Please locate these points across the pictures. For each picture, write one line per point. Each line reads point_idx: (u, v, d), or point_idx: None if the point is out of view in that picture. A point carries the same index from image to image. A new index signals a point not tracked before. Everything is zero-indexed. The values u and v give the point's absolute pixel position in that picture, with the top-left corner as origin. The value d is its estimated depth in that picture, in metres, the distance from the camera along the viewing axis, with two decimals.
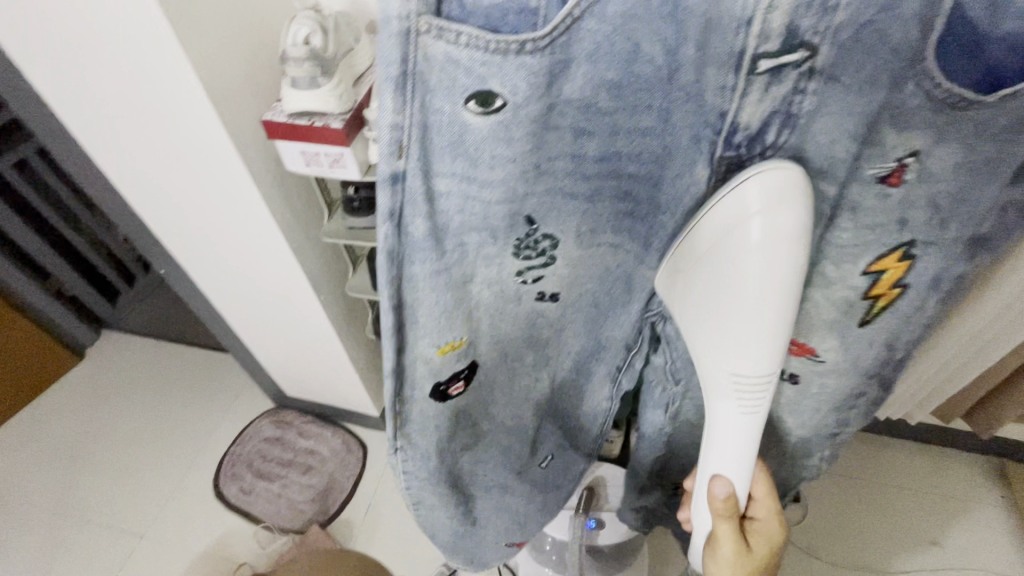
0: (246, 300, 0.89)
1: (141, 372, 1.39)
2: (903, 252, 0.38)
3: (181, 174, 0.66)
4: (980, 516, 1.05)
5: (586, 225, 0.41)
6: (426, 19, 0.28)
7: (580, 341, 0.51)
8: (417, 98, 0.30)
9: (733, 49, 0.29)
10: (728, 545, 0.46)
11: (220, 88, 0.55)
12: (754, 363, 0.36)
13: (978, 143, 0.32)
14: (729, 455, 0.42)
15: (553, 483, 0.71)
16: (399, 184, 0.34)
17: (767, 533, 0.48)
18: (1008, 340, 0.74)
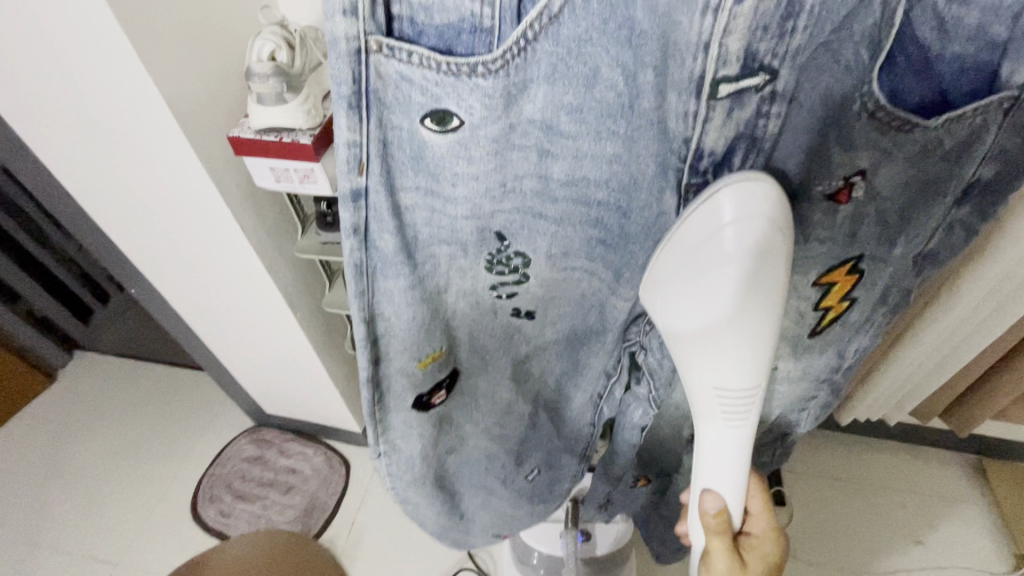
0: (224, 318, 0.87)
1: (115, 393, 1.35)
2: (851, 265, 0.40)
3: (148, 192, 0.65)
4: (965, 515, 1.06)
5: (557, 249, 0.39)
6: (375, 38, 0.27)
7: (563, 365, 0.50)
8: (374, 116, 0.30)
9: (693, 71, 0.29)
10: (721, 561, 0.44)
11: (186, 104, 0.53)
12: (736, 376, 0.35)
13: (920, 162, 0.34)
14: (718, 469, 0.40)
15: (541, 496, 0.68)
16: (361, 201, 0.33)
17: (762, 551, 0.46)
18: (986, 335, 0.74)
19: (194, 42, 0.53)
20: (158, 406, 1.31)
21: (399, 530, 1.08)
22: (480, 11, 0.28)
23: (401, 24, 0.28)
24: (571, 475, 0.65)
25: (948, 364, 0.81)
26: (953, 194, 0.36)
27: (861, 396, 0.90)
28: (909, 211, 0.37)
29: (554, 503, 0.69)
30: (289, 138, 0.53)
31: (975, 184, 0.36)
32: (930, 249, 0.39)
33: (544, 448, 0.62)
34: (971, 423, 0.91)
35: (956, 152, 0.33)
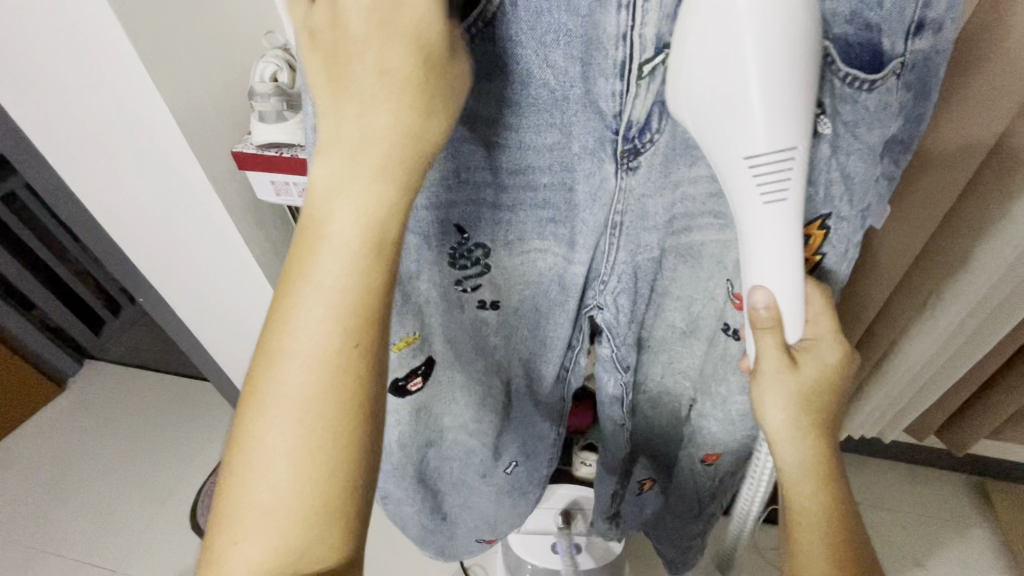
0: (221, 325, 0.90)
1: (122, 402, 1.38)
2: (819, 224, 0.36)
3: (150, 199, 0.67)
4: (967, 537, 1.04)
5: (513, 235, 0.40)
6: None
7: (528, 345, 0.51)
8: None
9: (616, 59, 0.30)
10: (771, 357, 0.37)
11: (191, 113, 0.56)
12: (772, 129, 0.28)
13: (868, 135, 0.32)
14: (774, 260, 0.33)
15: (521, 489, 0.71)
16: None
17: (823, 352, 0.38)
18: (975, 349, 0.76)
19: (198, 56, 0.56)
20: (162, 413, 1.34)
21: (394, 540, 1.09)
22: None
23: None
24: (548, 458, 0.69)
25: (939, 378, 0.82)
26: (878, 152, 0.33)
27: (851, 412, 0.90)
28: (848, 177, 0.34)
29: (533, 492, 0.72)
30: (289, 153, 0.56)
31: (892, 143, 0.33)
32: (868, 205, 0.35)
33: (518, 432, 0.64)
34: (970, 440, 0.90)
35: (870, 116, 0.31)
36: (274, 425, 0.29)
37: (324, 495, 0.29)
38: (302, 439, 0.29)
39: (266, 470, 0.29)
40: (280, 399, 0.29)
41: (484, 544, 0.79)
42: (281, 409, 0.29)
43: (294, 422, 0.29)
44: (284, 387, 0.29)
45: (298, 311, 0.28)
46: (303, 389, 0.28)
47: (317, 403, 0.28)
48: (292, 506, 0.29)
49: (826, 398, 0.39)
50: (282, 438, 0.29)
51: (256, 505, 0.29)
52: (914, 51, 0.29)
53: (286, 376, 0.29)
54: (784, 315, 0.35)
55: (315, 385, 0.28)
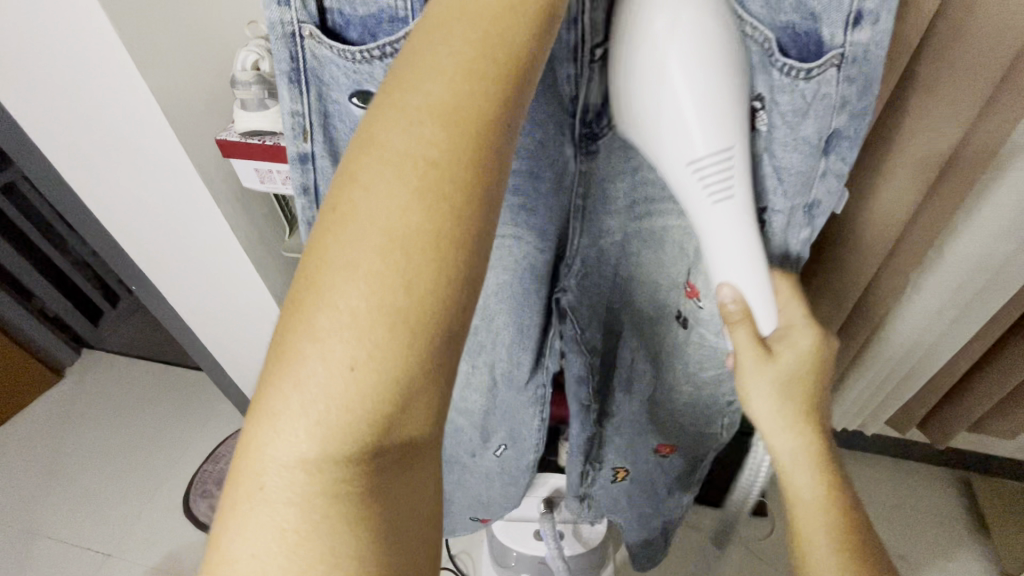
0: (213, 312, 0.92)
1: (118, 392, 1.40)
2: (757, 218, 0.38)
3: (140, 186, 0.68)
4: (950, 530, 1.05)
5: None
6: (309, 28, 0.31)
7: (511, 334, 0.47)
8: (314, 91, 0.33)
9: (569, 42, 0.33)
10: (747, 351, 0.37)
11: (176, 101, 0.57)
12: (707, 130, 0.30)
13: (805, 125, 0.33)
14: (732, 258, 0.35)
15: (507, 476, 0.68)
16: (309, 165, 0.36)
17: (800, 338, 0.38)
18: (953, 342, 0.76)
19: (183, 46, 0.57)
20: (159, 401, 1.37)
21: None
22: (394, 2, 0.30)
23: (333, 15, 0.31)
24: (533, 443, 0.62)
25: (919, 371, 0.82)
26: (815, 148, 0.34)
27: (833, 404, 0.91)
28: (789, 168, 0.35)
29: (524, 480, 0.68)
30: (272, 142, 0.57)
31: (836, 137, 0.33)
32: (814, 200, 0.37)
33: (509, 422, 0.60)
34: (951, 433, 0.91)
35: (808, 107, 0.32)
36: (358, 264, 0.23)
37: (410, 362, 0.23)
38: (392, 287, 0.22)
39: (342, 325, 0.22)
40: (371, 231, 0.23)
41: (472, 526, 0.80)
42: (370, 245, 0.23)
43: (384, 262, 0.23)
44: (376, 219, 0.23)
45: (405, 129, 0.23)
46: (401, 222, 0.23)
47: (418, 240, 0.23)
48: (370, 374, 0.23)
49: (809, 387, 0.38)
50: (368, 282, 0.22)
51: (322, 373, 0.22)
52: (854, 43, 0.30)
53: (383, 205, 0.23)
54: (753, 309, 0.36)
55: (413, 216, 0.23)
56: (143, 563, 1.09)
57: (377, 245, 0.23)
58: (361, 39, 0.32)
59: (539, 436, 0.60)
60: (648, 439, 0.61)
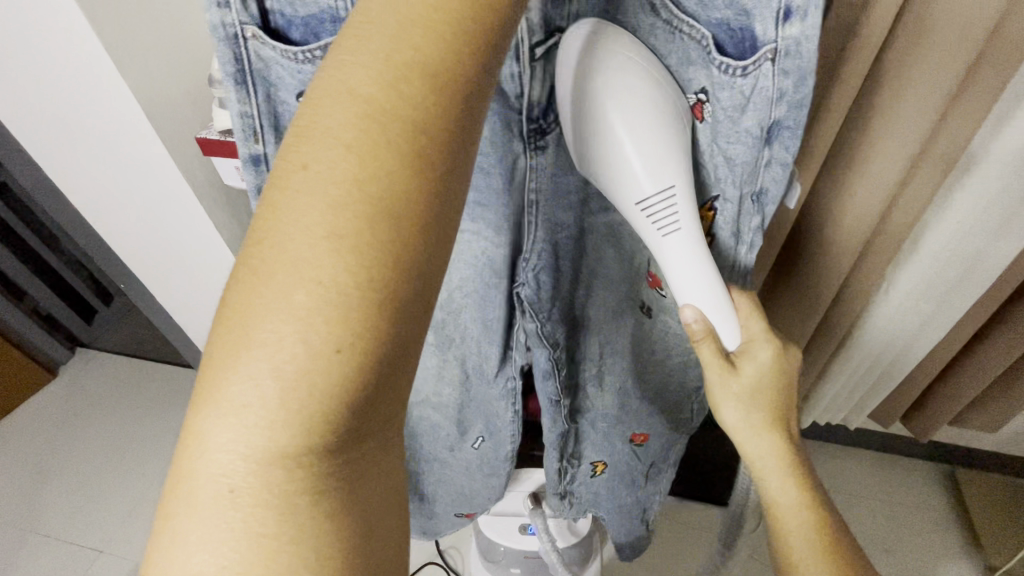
0: (201, 311, 0.93)
1: (110, 392, 1.41)
2: (708, 207, 0.40)
3: (122, 185, 0.69)
4: (935, 523, 1.06)
5: None
6: (251, 29, 0.32)
7: (479, 327, 0.49)
8: (262, 92, 0.34)
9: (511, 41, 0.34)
10: (712, 370, 0.39)
11: (156, 100, 0.58)
12: (650, 169, 0.34)
13: (745, 117, 0.35)
14: (687, 280, 0.37)
15: (486, 471, 0.69)
16: (261, 167, 0.37)
17: (760, 351, 0.39)
18: (930, 334, 0.77)
19: (163, 44, 0.57)
20: (152, 400, 1.37)
21: None
22: (334, 3, 0.31)
23: (274, 16, 0.32)
24: (509, 436, 0.61)
25: (899, 364, 0.83)
26: (756, 139, 0.35)
27: (816, 399, 0.91)
28: (735, 159, 0.37)
29: (505, 474, 0.68)
30: None
31: (778, 127, 0.35)
32: (762, 188, 0.38)
33: (485, 414, 0.61)
34: (932, 427, 0.92)
35: (747, 101, 0.34)
36: (275, 293, 0.22)
37: (335, 388, 0.22)
38: (309, 314, 0.22)
39: (261, 355, 0.22)
40: (286, 258, 0.22)
41: (456, 524, 0.81)
42: (285, 275, 0.22)
43: (300, 289, 0.22)
44: (292, 247, 0.22)
45: (321, 147, 0.23)
46: (316, 245, 0.22)
47: (338, 262, 0.22)
48: (290, 401, 0.22)
49: (774, 396, 0.40)
50: (284, 310, 0.22)
51: (245, 405, 0.22)
52: (786, 38, 0.31)
53: (297, 231, 0.22)
54: (714, 324, 0.38)
55: (331, 240, 0.22)
56: (136, 559, 1.10)
57: (293, 271, 0.22)
58: (304, 39, 0.33)
59: (514, 432, 0.61)
60: (624, 430, 0.63)
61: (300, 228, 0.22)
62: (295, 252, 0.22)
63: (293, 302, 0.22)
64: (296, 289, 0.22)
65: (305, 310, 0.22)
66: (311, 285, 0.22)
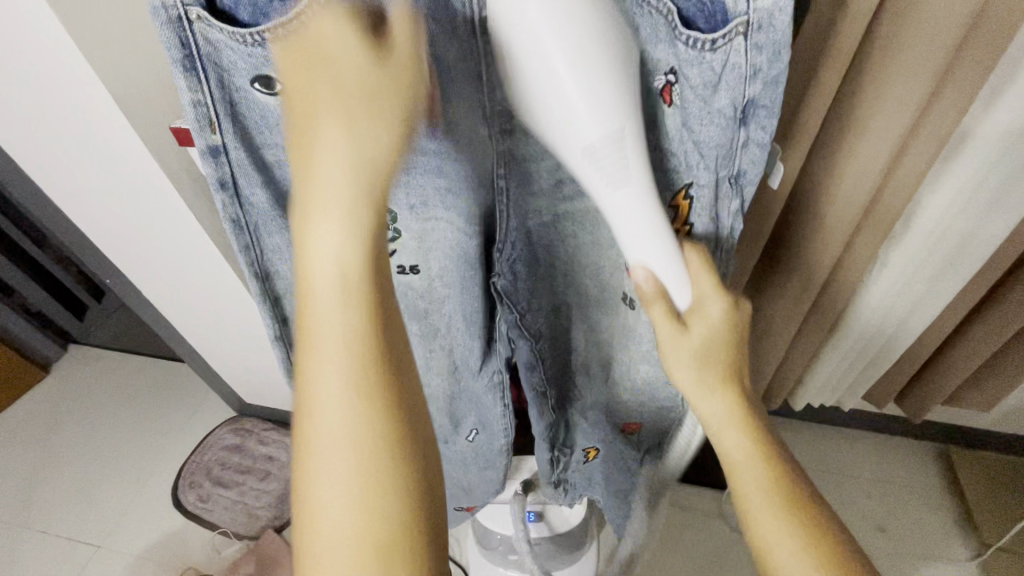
0: (188, 304, 0.92)
1: (102, 388, 1.40)
2: (683, 194, 0.40)
3: (99, 179, 0.68)
4: (928, 501, 1.06)
5: (415, 199, 0.41)
6: (196, 11, 0.30)
7: (464, 319, 0.49)
8: (213, 79, 0.33)
9: (469, 15, 0.31)
10: (664, 328, 0.39)
11: (130, 94, 0.55)
12: (593, 113, 0.30)
13: (717, 95, 0.34)
14: (637, 237, 0.36)
15: (477, 461, 0.68)
16: (221, 158, 0.36)
17: (711, 309, 0.39)
18: (921, 314, 0.77)
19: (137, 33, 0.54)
20: (145, 395, 1.37)
21: None
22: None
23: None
24: (502, 429, 0.60)
25: (892, 345, 0.83)
26: (731, 120, 0.35)
27: (808, 382, 0.91)
28: (709, 142, 0.36)
29: (501, 470, 0.67)
30: None
31: (753, 107, 0.34)
32: (741, 171, 0.37)
33: (477, 406, 0.60)
34: (925, 406, 0.92)
35: (719, 79, 0.33)
36: (329, 375, 0.29)
37: (391, 423, 0.29)
38: (357, 380, 0.29)
39: (330, 420, 0.29)
40: (329, 348, 0.29)
41: (449, 516, 0.81)
42: (331, 360, 0.29)
43: (346, 367, 0.29)
44: (328, 340, 0.29)
45: (322, 257, 0.29)
46: (347, 328, 0.29)
47: (366, 334, 0.29)
48: (360, 447, 0.28)
49: (725, 351, 0.40)
50: (339, 382, 0.29)
51: (330, 462, 0.28)
52: (758, 10, 0.30)
53: (330, 324, 0.29)
54: (666, 284, 0.38)
55: (359, 321, 0.29)
56: (136, 552, 1.11)
57: (336, 354, 0.29)
58: (253, 21, 0.32)
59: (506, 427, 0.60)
60: (613, 417, 0.63)
61: (332, 321, 0.29)
62: (331, 343, 0.29)
63: (343, 375, 0.29)
64: (341, 367, 0.29)
65: (352, 377, 0.29)
66: (355, 361, 0.29)
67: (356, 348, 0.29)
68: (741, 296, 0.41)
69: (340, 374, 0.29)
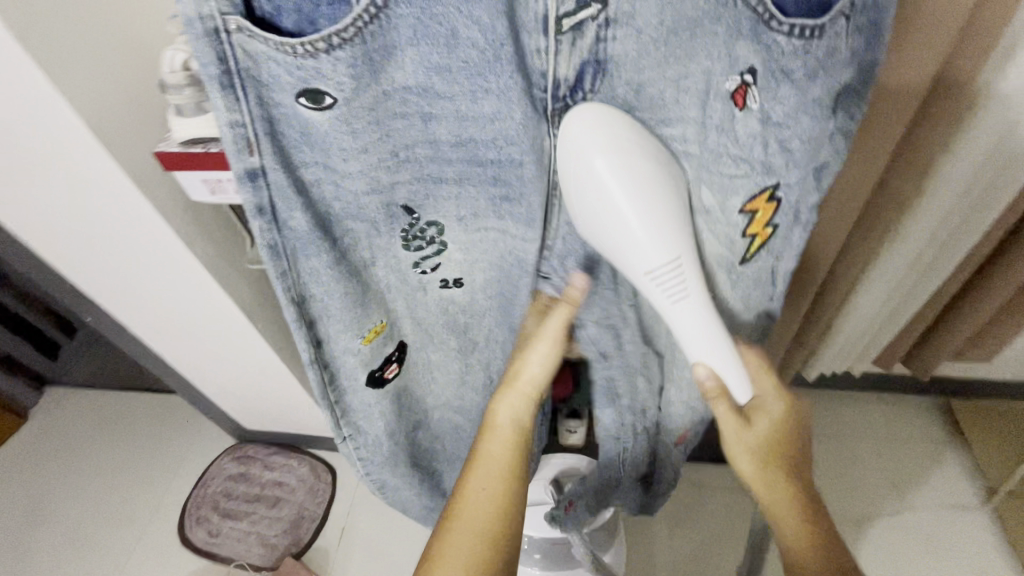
0: (182, 336, 0.87)
1: (88, 430, 1.32)
2: (769, 195, 0.39)
3: (78, 216, 0.62)
4: (940, 455, 1.09)
5: (465, 213, 0.42)
6: (235, 20, 0.29)
7: (500, 325, 0.51)
8: (254, 95, 0.32)
9: (537, 12, 0.32)
10: (729, 425, 0.43)
11: (108, 121, 0.50)
12: (652, 237, 0.35)
13: (812, 83, 0.34)
14: (699, 344, 0.39)
15: None
16: (259, 181, 0.35)
17: (773, 408, 0.44)
18: (936, 273, 0.78)
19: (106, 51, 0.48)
20: (136, 433, 1.30)
21: (392, 526, 1.11)
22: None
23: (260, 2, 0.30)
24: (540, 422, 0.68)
25: (903, 308, 0.84)
26: (831, 109, 0.35)
27: (825, 351, 0.91)
28: (804, 137, 0.36)
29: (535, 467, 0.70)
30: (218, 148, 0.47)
31: (847, 92, 0.35)
32: (826, 162, 0.38)
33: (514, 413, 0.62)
34: (932, 364, 0.94)
35: (820, 66, 0.33)
36: (487, 461, 0.45)
37: (511, 507, 0.44)
38: (501, 472, 0.45)
39: (479, 491, 0.44)
40: (493, 445, 0.46)
41: None
42: (491, 454, 0.45)
43: (496, 461, 0.45)
44: (494, 441, 0.46)
45: (507, 402, 0.47)
46: (504, 441, 0.46)
47: (515, 447, 0.46)
48: (493, 509, 0.43)
49: (789, 447, 0.44)
50: (491, 465, 0.45)
51: (471, 514, 0.43)
52: None
53: (498, 435, 0.46)
54: (728, 385, 0.41)
55: (510, 444, 0.46)
56: None
57: (495, 453, 0.46)
58: (298, 28, 0.31)
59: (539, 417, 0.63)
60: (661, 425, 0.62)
61: (498, 435, 0.46)
62: (495, 444, 0.46)
63: (497, 466, 0.45)
64: (495, 461, 0.45)
65: (503, 468, 0.45)
66: (504, 462, 0.45)
67: (511, 454, 0.46)
68: (802, 402, 0.45)
69: (495, 462, 0.45)
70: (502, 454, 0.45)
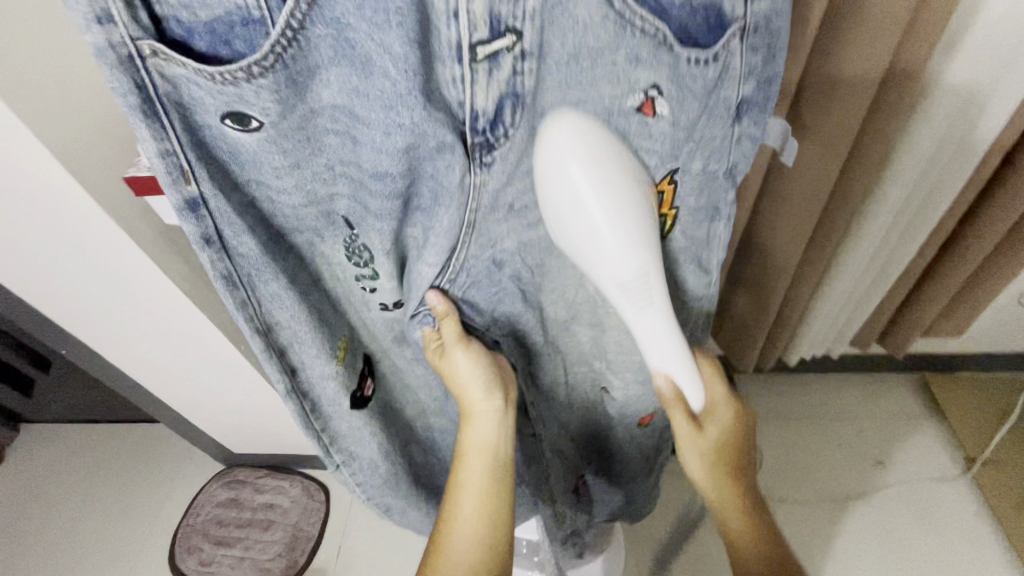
0: (163, 362, 0.85)
1: (69, 466, 1.28)
2: (671, 180, 0.43)
3: (48, 248, 0.61)
4: (920, 428, 1.12)
5: (397, 229, 0.41)
6: (147, 44, 0.28)
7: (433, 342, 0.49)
8: (179, 120, 0.31)
9: (450, 38, 0.32)
10: (685, 428, 0.48)
11: (75, 151, 0.49)
12: (626, 250, 0.39)
13: (706, 100, 0.40)
14: (662, 353, 0.45)
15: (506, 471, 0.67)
16: (200, 211, 0.35)
17: (722, 416, 0.50)
18: (905, 252, 0.79)
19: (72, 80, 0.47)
20: (120, 465, 1.26)
21: (391, 540, 1.11)
22: (244, 4, 0.29)
23: (169, 23, 0.29)
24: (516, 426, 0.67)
25: (874, 290, 0.86)
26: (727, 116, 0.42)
27: (801, 335, 0.94)
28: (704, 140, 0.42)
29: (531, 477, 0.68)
30: None
31: (746, 105, 0.42)
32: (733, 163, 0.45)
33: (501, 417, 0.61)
34: (907, 342, 0.97)
35: (715, 83, 0.39)
36: (468, 485, 0.50)
37: (498, 517, 0.50)
38: (484, 490, 0.50)
39: (467, 512, 0.50)
40: (471, 470, 0.51)
41: None
42: (470, 478, 0.50)
43: (478, 481, 0.50)
44: (470, 467, 0.51)
45: (476, 429, 0.52)
46: (481, 464, 0.51)
47: (496, 465, 0.51)
48: (484, 524, 0.49)
49: (732, 453, 0.51)
50: (473, 488, 0.50)
51: (464, 532, 0.49)
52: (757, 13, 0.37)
53: (475, 459, 0.51)
54: (684, 391, 0.46)
55: (489, 463, 0.51)
56: None
57: (474, 477, 0.50)
58: (212, 51, 0.30)
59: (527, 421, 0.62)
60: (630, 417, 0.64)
61: (474, 459, 0.51)
62: (472, 468, 0.51)
63: (478, 487, 0.50)
64: (476, 483, 0.50)
65: (485, 488, 0.50)
66: (485, 482, 0.50)
67: (489, 473, 0.50)
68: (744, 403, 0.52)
69: (475, 485, 0.50)
70: (480, 477, 0.50)
